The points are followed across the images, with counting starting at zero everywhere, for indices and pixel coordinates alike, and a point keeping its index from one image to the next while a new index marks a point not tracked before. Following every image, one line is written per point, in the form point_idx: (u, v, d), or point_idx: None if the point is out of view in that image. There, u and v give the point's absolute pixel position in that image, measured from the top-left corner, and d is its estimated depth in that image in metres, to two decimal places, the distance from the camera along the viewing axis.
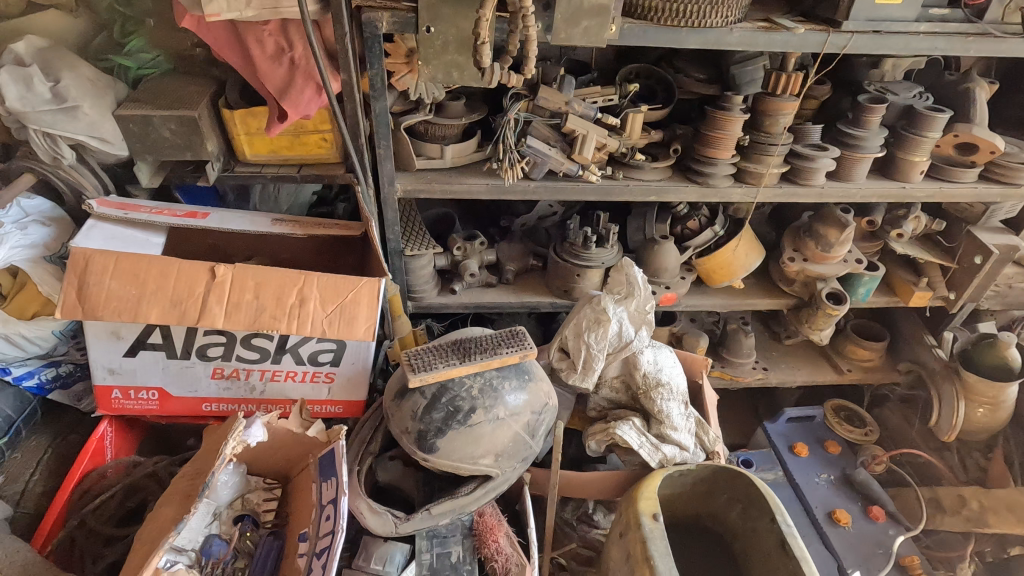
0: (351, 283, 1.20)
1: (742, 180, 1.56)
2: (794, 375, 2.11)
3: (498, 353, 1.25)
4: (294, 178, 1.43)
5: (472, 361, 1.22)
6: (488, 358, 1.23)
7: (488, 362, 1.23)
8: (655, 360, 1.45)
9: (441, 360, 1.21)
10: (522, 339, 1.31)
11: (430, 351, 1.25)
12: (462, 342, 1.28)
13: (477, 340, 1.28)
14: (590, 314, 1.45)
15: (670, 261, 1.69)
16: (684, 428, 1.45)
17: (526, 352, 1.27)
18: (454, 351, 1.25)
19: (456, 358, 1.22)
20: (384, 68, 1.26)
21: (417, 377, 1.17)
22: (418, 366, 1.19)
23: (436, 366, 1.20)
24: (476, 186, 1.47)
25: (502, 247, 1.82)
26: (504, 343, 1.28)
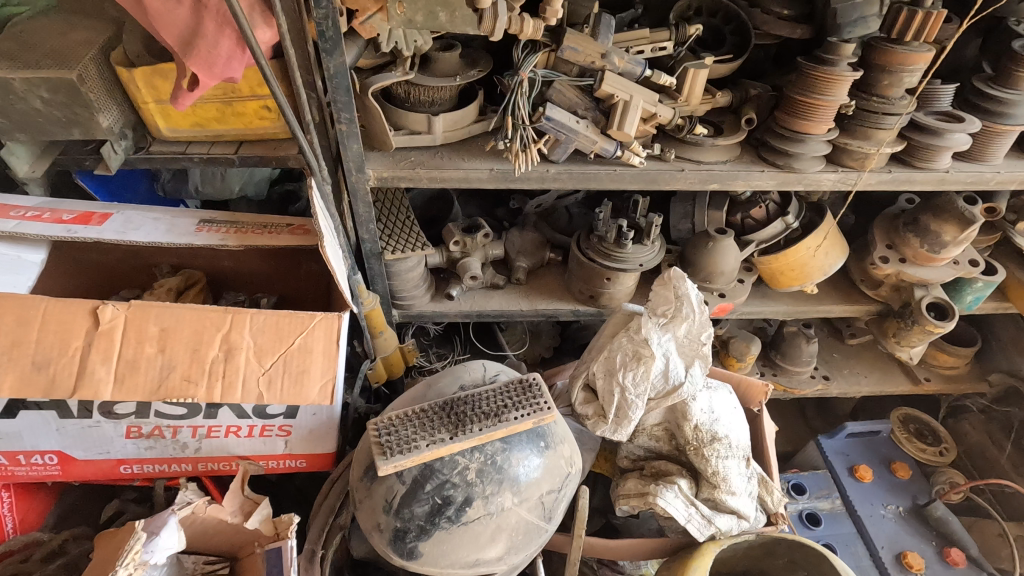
0: (300, 322, 0.86)
1: (838, 162, 1.14)
2: (859, 385, 1.77)
3: (503, 420, 0.90)
4: (230, 161, 1.06)
5: (467, 434, 0.88)
6: (490, 430, 0.89)
7: (490, 435, 0.89)
8: (711, 408, 1.10)
9: (424, 435, 0.88)
10: (537, 393, 0.97)
11: (411, 418, 0.92)
12: (455, 401, 0.94)
13: (477, 398, 0.94)
14: (628, 349, 1.10)
15: (728, 263, 1.31)
16: (744, 492, 1.12)
17: (543, 415, 0.93)
18: (443, 418, 0.91)
19: (445, 431, 0.89)
20: (337, 6, 0.85)
21: (391, 465, 0.84)
22: (391, 447, 0.86)
23: (417, 444, 0.87)
24: (477, 172, 1.08)
25: (511, 237, 1.45)
26: (512, 401, 0.94)
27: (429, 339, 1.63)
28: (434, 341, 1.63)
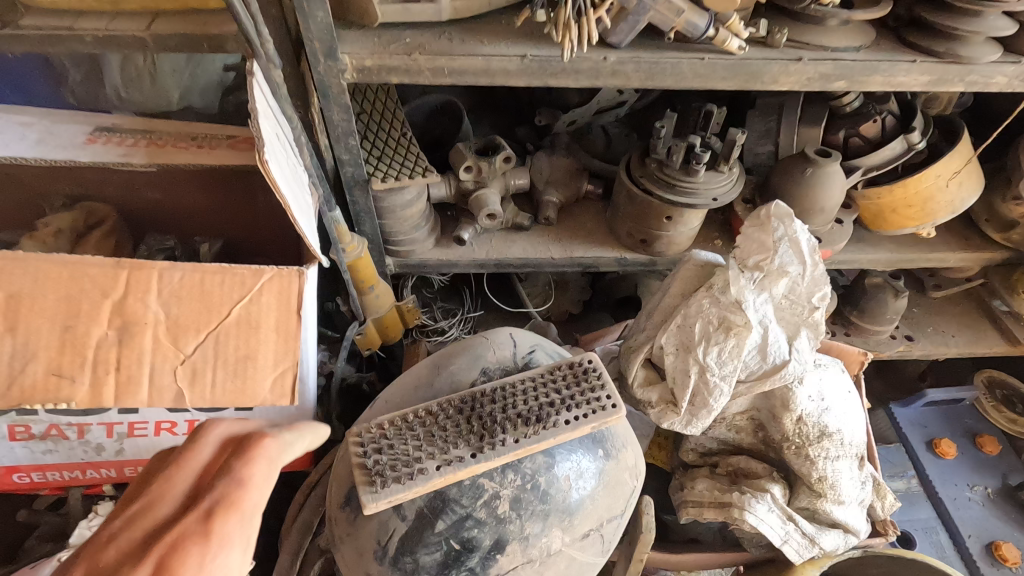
0: (240, 280, 0.57)
1: (1018, 49, 0.80)
2: (947, 347, 1.48)
3: (550, 427, 0.62)
4: (141, 43, 0.72)
5: (499, 451, 0.60)
6: (531, 443, 0.60)
7: (530, 450, 0.61)
8: (820, 394, 0.81)
9: (433, 452, 0.59)
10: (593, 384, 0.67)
11: (414, 423, 0.63)
12: (478, 397, 0.65)
13: (508, 393, 0.65)
14: (712, 316, 0.79)
15: (832, 196, 0.98)
16: (854, 501, 0.85)
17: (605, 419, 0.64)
18: (460, 425, 0.62)
19: (463, 445, 0.60)
20: None
21: (385, 501, 0.56)
22: (385, 473, 0.58)
23: (424, 468, 0.58)
24: (502, 61, 0.74)
25: (538, 164, 1.12)
26: (559, 397, 0.65)
27: (433, 292, 1.32)
28: (440, 295, 1.33)
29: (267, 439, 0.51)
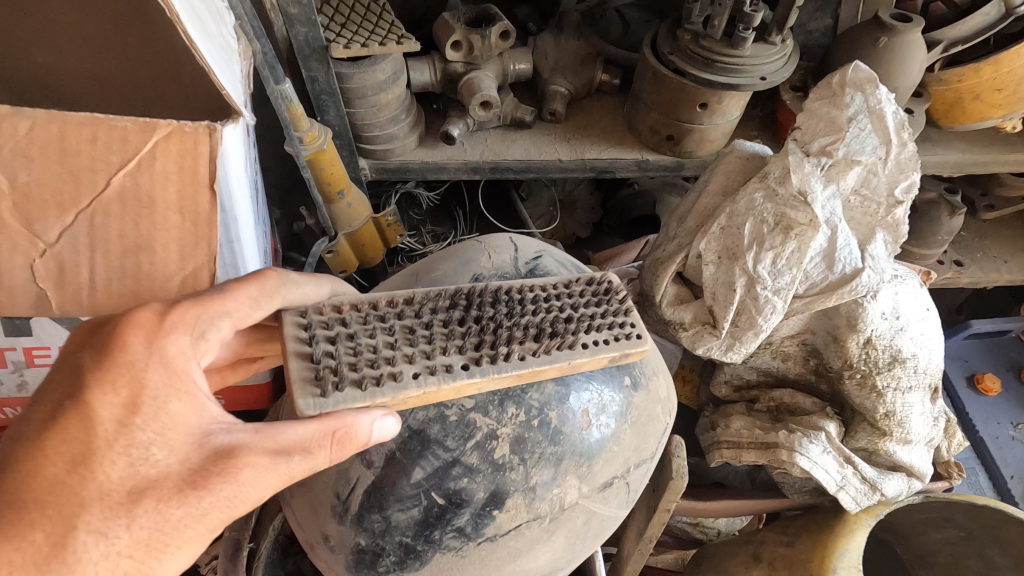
0: (120, 136, 0.39)
1: None
2: (1000, 272, 1.32)
3: (564, 348, 0.47)
4: None
5: (499, 370, 0.45)
6: (540, 364, 0.46)
7: (537, 373, 0.46)
8: (893, 312, 0.65)
9: (413, 355, 0.45)
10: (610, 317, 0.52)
11: (385, 316, 0.47)
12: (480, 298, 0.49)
13: (512, 299, 0.50)
14: (767, 213, 0.62)
15: (909, 73, 0.79)
16: (922, 440, 0.71)
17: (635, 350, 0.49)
18: (452, 327, 0.47)
19: (458, 352, 0.45)
20: None
21: (335, 407, 0.41)
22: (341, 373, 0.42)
23: (399, 373, 0.43)
24: None
25: (544, 46, 0.92)
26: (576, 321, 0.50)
27: (421, 213, 1.14)
28: (429, 216, 1.15)
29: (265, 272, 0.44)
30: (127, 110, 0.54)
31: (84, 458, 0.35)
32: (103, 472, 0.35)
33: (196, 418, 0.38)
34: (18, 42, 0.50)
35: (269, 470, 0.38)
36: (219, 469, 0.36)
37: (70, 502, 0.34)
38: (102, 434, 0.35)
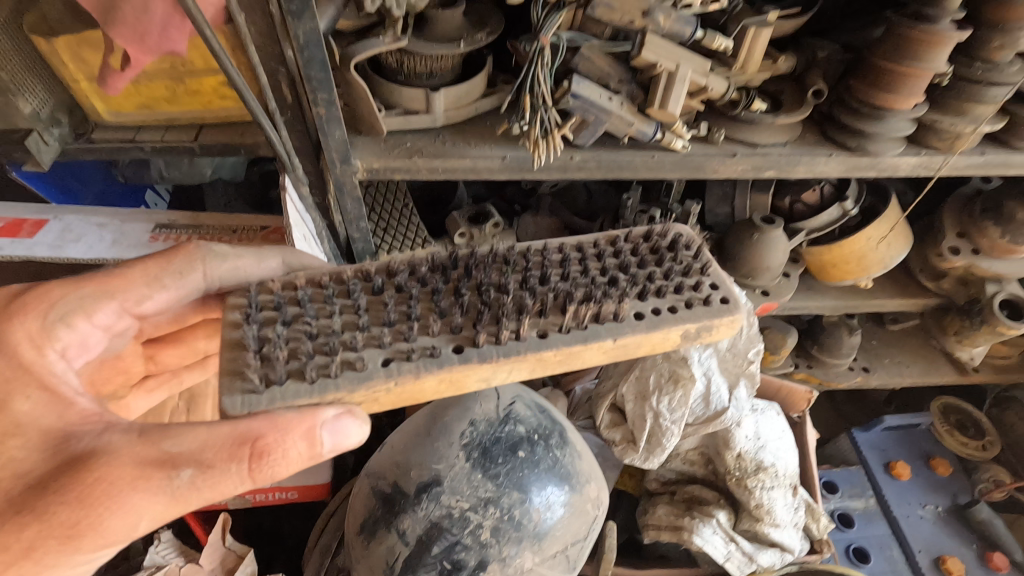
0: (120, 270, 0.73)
1: (920, 144, 0.94)
2: (902, 375, 1.61)
3: (604, 318, 0.73)
4: (189, 151, 0.88)
5: (524, 348, 0.69)
6: (575, 331, 0.72)
7: (575, 336, 0.72)
8: (756, 434, 0.96)
9: (370, 339, 0.67)
10: (691, 281, 0.79)
11: (350, 296, 0.70)
12: (480, 289, 0.73)
13: (559, 276, 0.76)
14: (664, 369, 0.94)
15: (776, 258, 1.13)
16: (789, 523, 0.99)
17: (722, 320, 0.75)
18: (437, 302, 0.71)
19: (436, 343, 0.68)
20: None
21: (266, 402, 0.61)
22: (283, 373, 0.63)
23: (355, 364, 0.65)
24: (486, 162, 0.88)
25: (525, 224, 1.27)
26: (635, 292, 0.75)
27: None
28: None
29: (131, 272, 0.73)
30: None
31: None
32: None
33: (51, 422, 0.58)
34: None
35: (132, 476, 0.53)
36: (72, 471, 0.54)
37: None
38: None
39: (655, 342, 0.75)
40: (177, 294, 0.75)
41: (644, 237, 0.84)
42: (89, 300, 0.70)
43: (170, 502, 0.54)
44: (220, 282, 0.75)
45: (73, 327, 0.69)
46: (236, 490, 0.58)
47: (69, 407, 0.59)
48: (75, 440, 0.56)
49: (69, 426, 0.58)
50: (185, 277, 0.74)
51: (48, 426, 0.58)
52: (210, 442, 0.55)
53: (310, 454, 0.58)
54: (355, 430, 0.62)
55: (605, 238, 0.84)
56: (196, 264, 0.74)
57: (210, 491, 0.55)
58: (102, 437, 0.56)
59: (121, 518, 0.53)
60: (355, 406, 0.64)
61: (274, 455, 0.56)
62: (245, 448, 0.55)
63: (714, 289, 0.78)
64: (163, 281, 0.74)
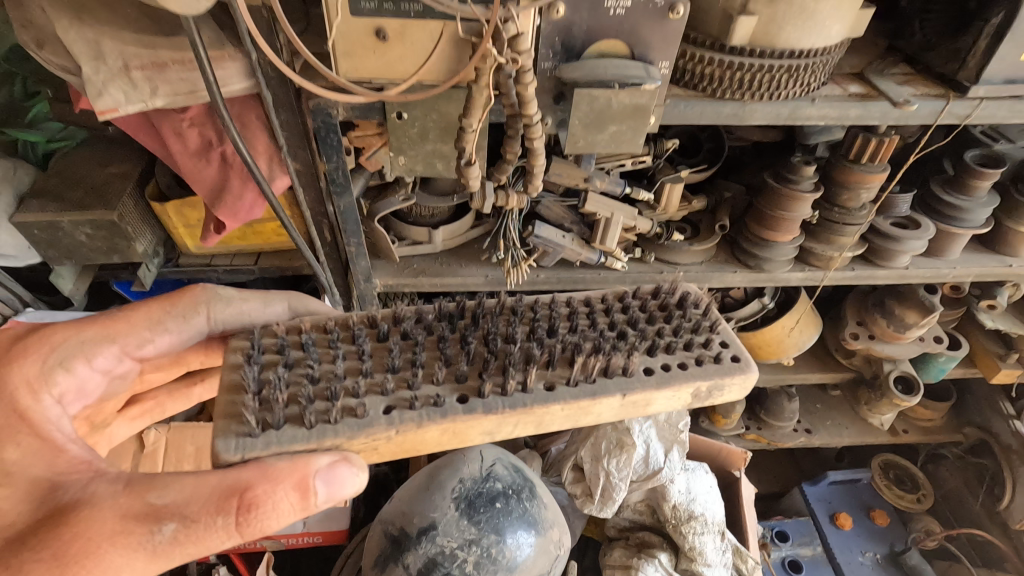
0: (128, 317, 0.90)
1: (805, 262, 1.24)
2: (843, 437, 1.80)
3: (611, 375, 0.84)
4: (252, 272, 1.19)
5: (529, 400, 0.80)
6: (582, 387, 0.83)
7: (580, 391, 0.82)
8: (688, 489, 1.22)
9: (370, 387, 0.79)
10: (700, 339, 0.90)
11: (359, 344, 0.83)
12: (488, 342, 0.85)
13: (574, 332, 0.89)
14: (612, 437, 1.20)
15: None
16: (719, 564, 1.21)
17: (734, 378, 0.85)
18: (448, 352, 0.84)
19: (441, 393, 0.79)
20: (345, 160, 0.95)
21: (261, 446, 0.72)
22: (282, 419, 0.74)
23: (357, 412, 0.76)
24: (473, 279, 1.17)
25: None
26: (644, 348, 0.87)
27: None
28: None
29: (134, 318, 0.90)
30: None
31: None
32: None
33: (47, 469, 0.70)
34: None
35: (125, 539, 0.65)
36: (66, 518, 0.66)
37: None
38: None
39: (663, 397, 0.85)
40: (179, 337, 0.93)
41: (653, 295, 0.96)
42: (89, 344, 0.86)
43: (149, 556, 0.65)
44: (220, 323, 0.95)
45: (71, 372, 0.83)
46: (217, 543, 0.68)
47: (58, 455, 0.72)
48: (62, 489, 0.69)
49: (56, 475, 0.70)
50: (192, 320, 0.93)
51: (38, 475, 0.70)
52: (196, 496, 0.66)
53: (293, 508, 0.69)
54: (351, 478, 0.72)
55: (613, 295, 0.96)
56: (199, 310, 0.93)
57: (193, 541, 0.66)
58: (85, 490, 0.68)
59: (102, 571, 0.64)
60: (353, 452, 0.75)
61: (259, 508, 0.67)
62: (233, 500, 0.66)
63: (723, 348, 0.89)
64: (165, 326, 0.92)
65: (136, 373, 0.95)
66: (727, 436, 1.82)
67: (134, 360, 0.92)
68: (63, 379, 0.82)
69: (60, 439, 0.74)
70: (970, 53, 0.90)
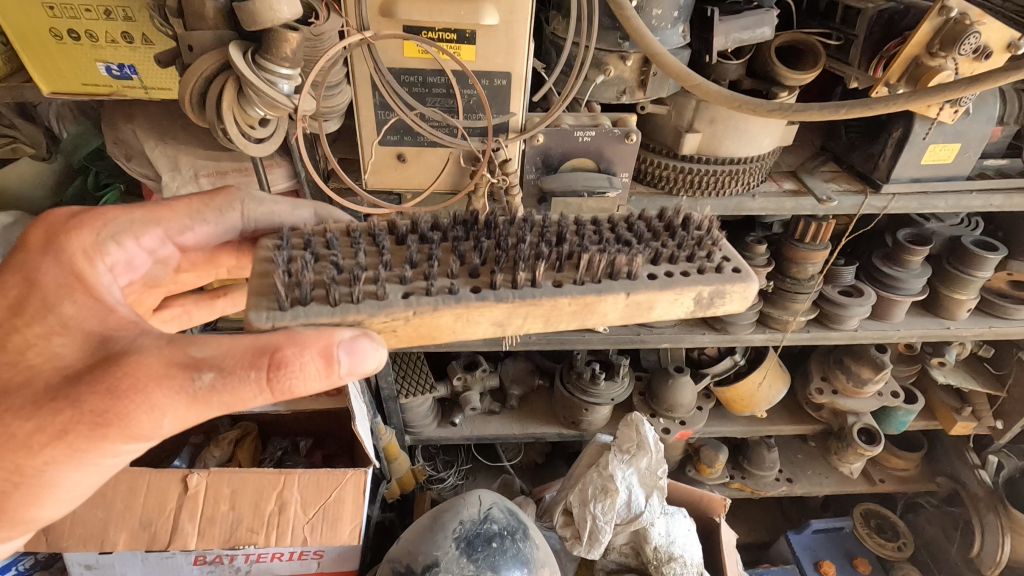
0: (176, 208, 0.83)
1: (766, 325, 1.41)
2: (822, 486, 1.89)
3: (618, 276, 0.73)
4: None
5: (538, 294, 0.70)
6: (586, 283, 0.72)
7: (583, 289, 0.71)
8: (667, 532, 1.33)
9: (384, 275, 0.70)
10: (699, 249, 0.78)
11: (375, 237, 0.75)
12: (497, 239, 0.75)
13: (585, 233, 0.78)
14: (597, 483, 1.35)
15: (686, 397, 1.54)
16: None
17: (734, 287, 0.73)
18: (460, 247, 0.75)
19: (455, 282, 0.70)
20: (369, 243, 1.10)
21: (290, 318, 0.64)
22: (309, 293, 0.66)
23: (377, 294, 0.68)
24: (473, 341, 1.34)
25: (506, 367, 1.70)
26: (649, 256, 0.75)
27: (437, 448, 1.87)
28: (443, 450, 1.87)
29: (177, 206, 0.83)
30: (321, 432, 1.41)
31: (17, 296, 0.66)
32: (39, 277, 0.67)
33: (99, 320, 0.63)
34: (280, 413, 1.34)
35: (175, 369, 0.58)
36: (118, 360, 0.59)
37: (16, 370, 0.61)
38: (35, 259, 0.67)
39: (668, 303, 0.73)
40: (216, 229, 0.84)
41: (659, 217, 0.84)
42: (137, 224, 0.79)
43: (190, 402, 0.59)
44: (254, 223, 0.85)
45: (122, 246, 0.76)
46: (254, 401, 0.60)
47: (109, 314, 0.65)
48: (114, 340, 0.62)
49: (105, 330, 0.63)
50: (230, 214, 0.84)
51: (90, 329, 0.64)
52: (233, 351, 0.59)
53: (326, 376, 0.60)
54: (373, 353, 0.63)
55: (619, 216, 0.84)
56: (234, 205, 0.84)
57: (230, 396, 0.59)
58: (136, 340, 0.61)
59: (146, 413, 0.58)
60: (373, 330, 0.66)
61: (290, 369, 0.58)
62: (264, 357, 0.58)
63: (725, 261, 0.77)
64: (204, 216, 0.84)
65: (176, 260, 0.88)
66: (712, 484, 1.92)
67: (176, 246, 0.85)
68: (114, 251, 0.75)
69: (111, 300, 0.67)
70: (881, 158, 1.09)
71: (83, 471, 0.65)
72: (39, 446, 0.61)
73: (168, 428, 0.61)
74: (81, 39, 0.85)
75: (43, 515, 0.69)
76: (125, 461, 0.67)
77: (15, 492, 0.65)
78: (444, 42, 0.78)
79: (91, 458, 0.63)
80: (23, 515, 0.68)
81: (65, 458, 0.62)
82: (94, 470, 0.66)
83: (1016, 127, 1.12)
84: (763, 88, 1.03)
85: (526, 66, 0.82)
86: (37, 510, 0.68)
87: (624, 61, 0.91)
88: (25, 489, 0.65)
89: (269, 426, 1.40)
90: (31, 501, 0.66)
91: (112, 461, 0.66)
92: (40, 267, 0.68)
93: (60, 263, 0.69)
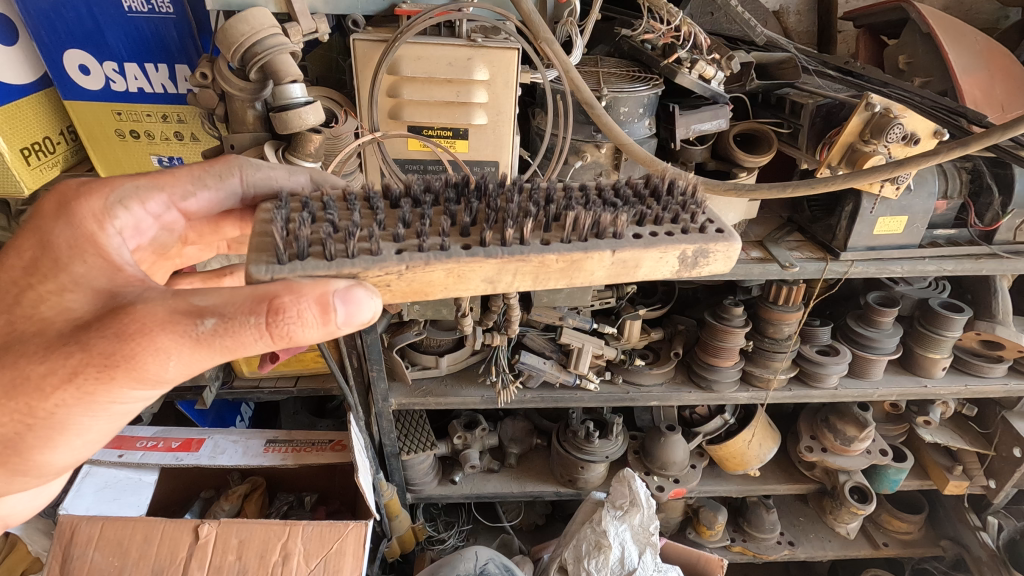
0: (182, 180, 0.82)
1: (751, 382, 1.48)
2: (824, 550, 1.88)
3: (607, 237, 0.73)
4: (291, 391, 1.47)
5: (526, 250, 0.70)
6: (567, 244, 0.71)
7: (572, 255, 0.70)
8: None
9: (373, 231, 0.71)
10: (683, 212, 0.78)
11: (364, 202, 0.77)
12: (486, 201, 0.75)
13: (567, 198, 0.78)
14: (591, 538, 1.40)
15: (677, 452, 1.59)
16: None
17: (718, 246, 0.73)
18: (447, 205, 0.76)
19: (446, 240, 0.70)
20: (378, 329, 1.21)
21: (288, 270, 0.64)
22: (305, 249, 0.67)
23: (371, 250, 0.67)
24: (471, 399, 1.42)
25: (506, 426, 1.76)
26: (633, 217, 0.76)
27: (438, 508, 1.90)
28: (443, 509, 1.90)
29: (181, 174, 0.83)
30: (328, 485, 1.47)
31: (30, 267, 0.70)
32: (54, 241, 0.71)
33: (118, 284, 0.67)
34: (290, 470, 1.41)
35: (174, 318, 0.60)
36: (115, 315, 0.61)
37: (36, 326, 0.65)
38: (48, 231, 0.72)
39: (654, 262, 0.73)
40: (217, 196, 0.83)
41: (646, 183, 0.84)
42: (143, 190, 0.79)
43: (194, 346, 0.60)
44: (254, 188, 0.83)
45: (130, 211, 0.78)
46: (257, 349, 0.61)
47: (117, 271, 0.69)
48: (121, 294, 0.65)
49: (115, 286, 0.67)
50: (230, 179, 0.82)
51: (99, 287, 0.67)
52: (234, 299, 0.60)
53: (323, 325, 0.60)
54: (368, 301, 0.63)
55: (606, 183, 0.85)
56: (234, 171, 0.82)
57: (231, 342, 0.59)
58: (143, 294, 0.64)
59: (152, 354, 0.60)
60: (367, 283, 0.66)
61: (288, 316, 0.59)
62: (263, 304, 0.59)
63: (709, 222, 0.77)
64: (205, 181, 0.82)
65: (183, 228, 0.89)
66: (713, 547, 1.91)
67: (181, 213, 0.85)
68: (123, 217, 0.77)
69: (120, 260, 0.70)
70: (840, 229, 1.21)
71: (93, 417, 0.67)
72: (50, 389, 0.63)
73: (175, 373, 0.62)
74: (141, 137, 1.04)
75: (55, 460, 0.71)
76: (135, 409, 0.69)
77: (27, 432, 0.66)
78: (442, 138, 0.94)
79: (100, 402, 0.65)
80: (35, 459, 0.70)
81: (76, 402, 0.64)
82: (105, 417, 0.68)
83: (960, 201, 1.23)
84: (726, 168, 1.16)
85: (511, 156, 0.98)
86: (49, 454, 0.70)
87: (599, 149, 1.06)
88: (38, 431, 0.67)
89: (276, 483, 1.47)
90: (44, 444, 0.69)
91: (123, 407, 0.68)
92: (53, 231, 0.71)
93: (72, 227, 0.72)
